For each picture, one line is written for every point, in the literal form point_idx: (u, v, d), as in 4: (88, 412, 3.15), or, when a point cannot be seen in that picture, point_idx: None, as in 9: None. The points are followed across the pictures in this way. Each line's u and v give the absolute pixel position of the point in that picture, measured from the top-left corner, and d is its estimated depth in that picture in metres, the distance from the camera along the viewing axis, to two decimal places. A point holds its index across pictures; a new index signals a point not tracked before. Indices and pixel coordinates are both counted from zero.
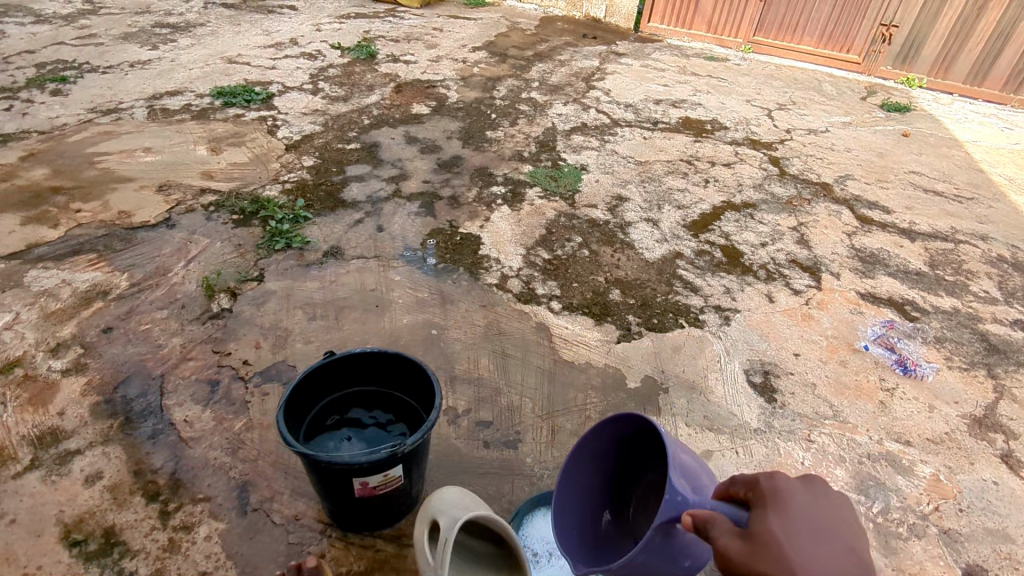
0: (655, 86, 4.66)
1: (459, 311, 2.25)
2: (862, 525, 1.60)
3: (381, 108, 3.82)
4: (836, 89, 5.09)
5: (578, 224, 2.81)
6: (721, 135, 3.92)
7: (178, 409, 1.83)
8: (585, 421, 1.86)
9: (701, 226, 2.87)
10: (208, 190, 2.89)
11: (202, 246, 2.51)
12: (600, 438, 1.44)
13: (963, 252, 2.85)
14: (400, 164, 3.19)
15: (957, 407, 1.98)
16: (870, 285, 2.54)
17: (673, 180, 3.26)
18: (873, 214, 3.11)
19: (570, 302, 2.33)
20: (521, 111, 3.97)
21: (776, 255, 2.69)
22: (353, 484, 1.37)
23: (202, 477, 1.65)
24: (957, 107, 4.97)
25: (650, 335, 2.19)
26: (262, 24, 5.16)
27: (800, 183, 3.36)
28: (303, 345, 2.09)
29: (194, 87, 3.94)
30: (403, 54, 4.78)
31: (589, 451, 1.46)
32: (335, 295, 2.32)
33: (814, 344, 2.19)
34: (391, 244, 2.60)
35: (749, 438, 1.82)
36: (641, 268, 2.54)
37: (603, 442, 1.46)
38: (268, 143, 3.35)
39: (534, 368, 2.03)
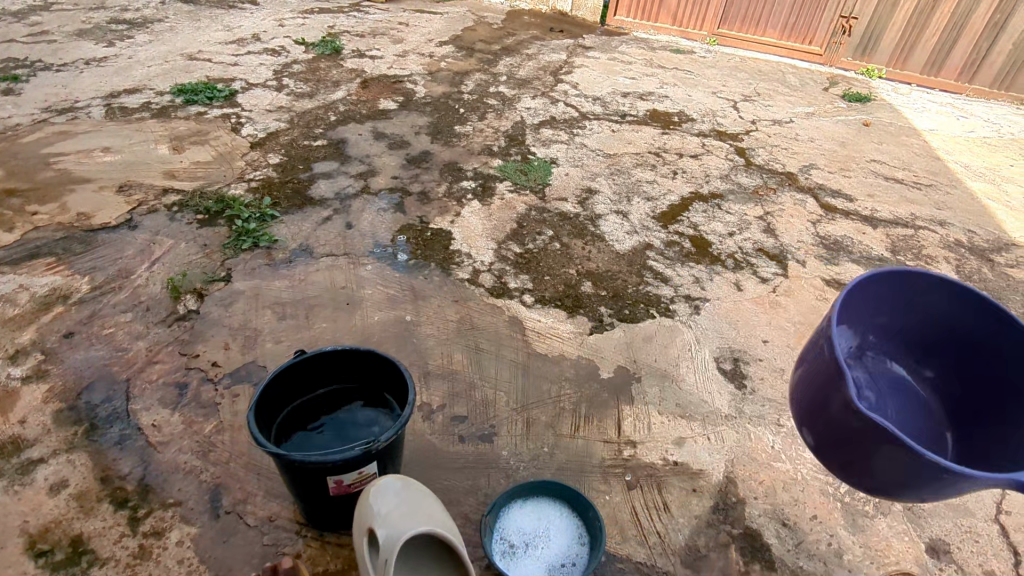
0: (622, 79, 4.69)
1: (431, 307, 2.25)
2: (831, 504, 1.64)
3: (348, 104, 3.78)
4: (800, 80, 5.19)
5: (549, 218, 2.82)
6: (688, 127, 3.96)
7: (145, 414, 1.79)
8: (559, 412, 1.86)
9: (669, 218, 2.90)
10: (171, 190, 2.82)
11: (166, 247, 2.45)
12: (906, 287, 1.38)
13: (923, 238, 2.93)
14: (369, 161, 3.16)
15: None
16: (835, 271, 2.60)
17: (642, 173, 3.29)
18: (836, 202, 3.18)
19: (542, 295, 2.34)
20: (489, 106, 3.96)
21: (744, 244, 2.73)
22: (326, 484, 1.36)
23: (172, 481, 1.62)
24: (914, 97, 5.11)
25: (622, 326, 2.21)
26: (222, 20, 5.04)
27: (765, 173, 3.42)
28: (273, 345, 2.06)
29: (153, 85, 3.84)
30: (368, 49, 4.73)
31: (883, 293, 1.39)
32: (305, 294, 2.29)
33: (781, 330, 2.24)
34: (361, 241, 2.58)
35: (721, 424, 1.85)
36: (612, 259, 2.56)
37: (892, 294, 1.41)
38: (232, 141, 3.28)
39: (508, 362, 2.03)
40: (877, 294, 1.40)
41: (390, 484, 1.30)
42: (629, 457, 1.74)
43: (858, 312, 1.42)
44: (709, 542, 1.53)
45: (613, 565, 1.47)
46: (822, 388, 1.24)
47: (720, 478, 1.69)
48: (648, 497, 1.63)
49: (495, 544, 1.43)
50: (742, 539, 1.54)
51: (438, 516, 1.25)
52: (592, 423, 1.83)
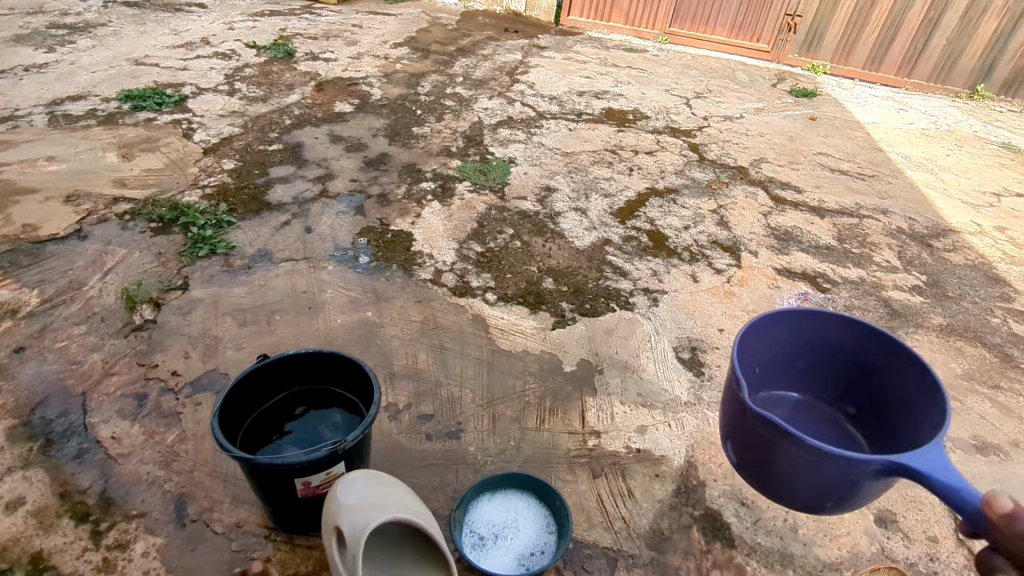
0: (577, 79, 4.76)
1: (394, 308, 2.25)
2: None
3: (302, 108, 3.74)
4: (749, 77, 5.34)
5: (509, 216, 2.85)
6: (642, 124, 4.04)
7: (104, 426, 1.76)
8: (525, 407, 1.90)
9: (627, 213, 2.96)
10: (122, 199, 2.76)
11: (119, 257, 2.40)
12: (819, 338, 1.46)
13: (867, 226, 3.06)
14: (326, 164, 3.14)
15: None
16: (785, 261, 2.69)
17: (599, 170, 3.35)
18: (785, 194, 3.30)
19: (504, 293, 2.37)
20: (447, 107, 3.97)
21: (698, 237, 2.81)
22: (294, 486, 1.36)
23: (136, 493, 1.60)
24: (858, 92, 5.31)
25: (583, 320, 2.25)
26: (169, 24, 4.93)
27: (718, 168, 3.52)
28: (234, 351, 2.04)
29: (98, 91, 3.73)
30: (322, 51, 4.68)
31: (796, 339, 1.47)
32: (265, 300, 2.27)
33: (736, 319, 2.31)
34: (321, 245, 2.57)
35: (681, 411, 1.91)
36: (572, 256, 2.61)
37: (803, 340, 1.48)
38: (184, 147, 3.22)
39: (472, 360, 2.05)
40: (795, 339, 1.48)
41: (359, 482, 1.31)
42: (594, 447, 1.78)
43: (772, 353, 1.50)
44: (672, 524, 1.59)
45: (581, 551, 1.51)
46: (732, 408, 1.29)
47: (681, 463, 1.74)
48: (613, 484, 1.68)
49: (465, 538, 1.46)
50: (703, 520, 1.60)
51: (410, 512, 1.28)
52: (557, 416, 1.87)
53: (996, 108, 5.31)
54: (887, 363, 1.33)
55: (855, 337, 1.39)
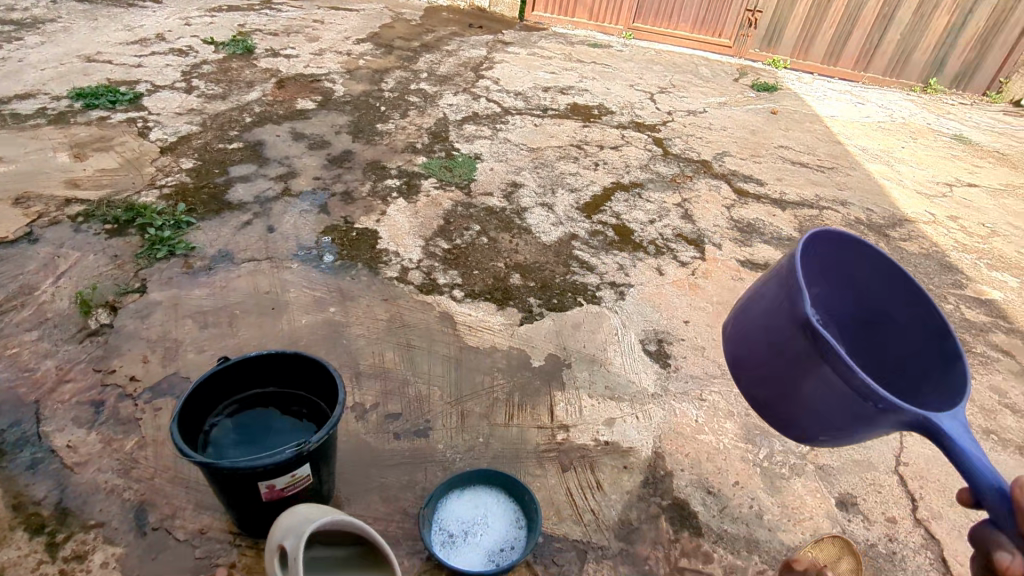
0: (542, 74, 4.76)
1: (359, 306, 2.23)
2: (751, 470, 1.74)
3: (263, 105, 3.67)
4: (711, 72, 5.41)
5: (475, 213, 2.84)
6: (607, 119, 4.07)
7: (59, 435, 1.70)
8: (493, 403, 1.89)
9: (593, 208, 2.98)
10: (74, 200, 2.67)
11: (72, 260, 2.32)
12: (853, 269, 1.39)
13: (827, 217, 3.13)
14: (288, 162, 3.09)
15: None
16: (748, 253, 2.73)
17: (565, 165, 3.36)
18: (748, 187, 3.35)
19: (471, 289, 2.36)
20: (411, 103, 3.94)
21: (664, 231, 2.84)
22: (258, 489, 1.34)
23: (93, 502, 1.55)
24: (816, 86, 5.43)
25: (551, 315, 2.26)
26: (122, 20, 4.78)
27: (682, 162, 3.56)
28: (195, 354, 1.99)
29: (47, 90, 3.60)
30: (283, 47, 4.60)
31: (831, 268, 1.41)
32: (227, 301, 2.22)
33: (701, 311, 2.34)
34: (284, 244, 2.52)
35: (648, 402, 1.93)
36: (539, 251, 2.61)
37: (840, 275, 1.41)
38: (139, 146, 3.13)
39: (440, 357, 2.04)
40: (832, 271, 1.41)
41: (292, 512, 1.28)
42: (562, 441, 1.79)
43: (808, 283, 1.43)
44: (640, 515, 1.60)
45: (551, 544, 1.51)
46: (773, 329, 1.26)
47: (649, 454, 1.76)
48: (582, 477, 1.69)
49: (434, 537, 1.45)
50: (671, 509, 1.62)
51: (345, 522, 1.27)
52: (525, 411, 1.87)
53: (948, 101, 5.48)
54: (917, 318, 1.29)
55: (888, 284, 1.35)
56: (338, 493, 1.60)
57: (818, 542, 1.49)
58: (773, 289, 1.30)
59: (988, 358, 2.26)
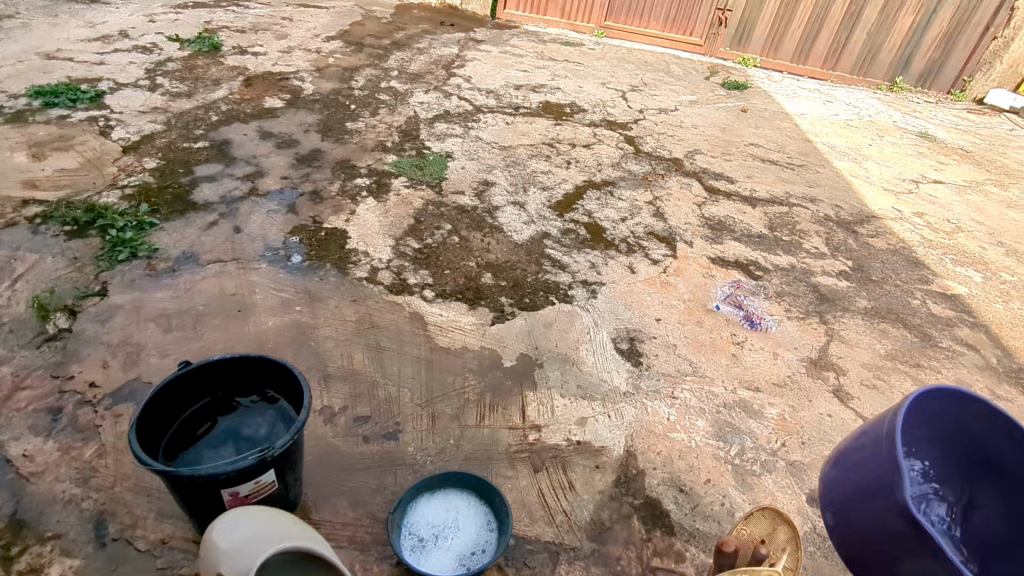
0: (514, 73, 4.75)
1: (328, 308, 2.19)
2: (722, 467, 1.75)
3: (230, 103, 3.60)
4: (683, 70, 5.45)
5: (446, 212, 2.82)
6: (579, 118, 4.07)
7: (14, 444, 1.64)
8: (464, 404, 1.87)
9: (565, 206, 2.97)
10: (32, 202, 2.59)
11: (29, 263, 2.24)
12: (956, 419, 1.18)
13: (796, 214, 3.16)
14: (255, 161, 3.03)
15: (797, 352, 2.18)
16: (719, 250, 2.75)
17: (537, 164, 3.35)
18: (718, 185, 3.38)
19: (442, 289, 2.34)
20: (381, 101, 3.89)
21: (635, 229, 2.85)
22: (221, 497, 1.31)
23: (50, 513, 1.50)
24: (786, 84, 5.50)
25: (522, 314, 2.24)
26: (83, 16, 4.66)
27: (653, 160, 3.58)
28: (158, 359, 1.94)
29: (4, 87, 3.49)
30: (250, 45, 4.52)
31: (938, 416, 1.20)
32: (192, 303, 2.16)
33: (672, 308, 2.34)
34: (251, 245, 2.47)
35: (619, 401, 1.92)
36: (511, 250, 2.60)
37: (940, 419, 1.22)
38: (101, 145, 3.04)
39: (410, 358, 2.02)
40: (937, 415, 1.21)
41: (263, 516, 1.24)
42: (534, 442, 1.78)
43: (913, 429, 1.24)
44: (613, 515, 1.60)
45: (522, 547, 1.50)
46: (866, 494, 1.10)
47: (621, 453, 1.76)
48: (554, 478, 1.68)
49: (403, 541, 1.43)
50: (643, 508, 1.62)
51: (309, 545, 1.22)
52: (497, 412, 1.86)
53: (914, 99, 5.59)
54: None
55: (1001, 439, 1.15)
56: (306, 499, 1.56)
57: (747, 517, 1.40)
58: (872, 445, 1.14)
59: (953, 352, 2.30)
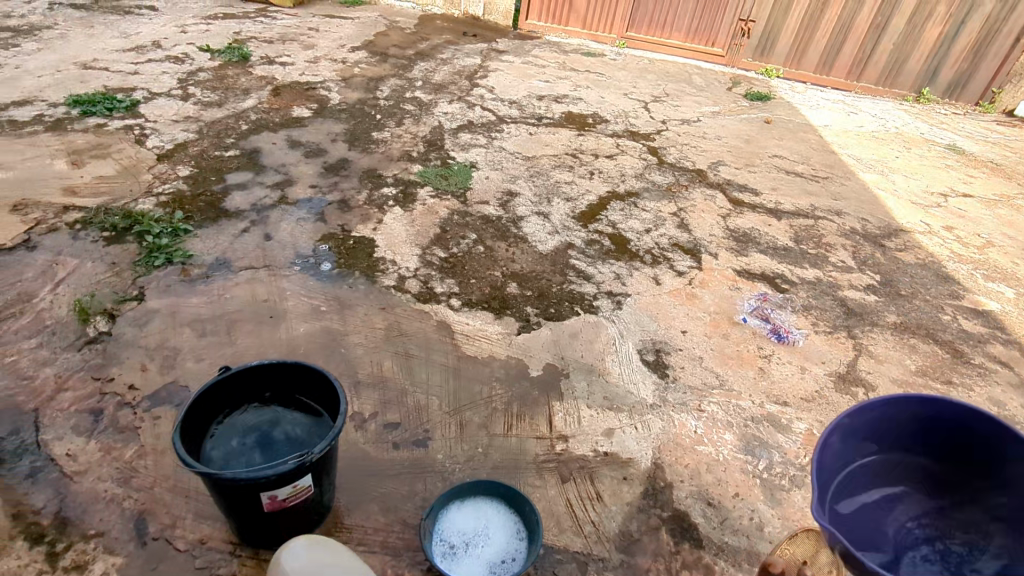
0: (537, 83, 4.79)
1: (357, 315, 2.23)
2: (750, 481, 1.75)
3: (260, 112, 3.68)
4: (705, 81, 5.46)
5: (472, 222, 2.85)
6: (602, 128, 4.10)
7: (58, 444, 1.70)
8: (492, 413, 1.90)
9: (589, 217, 3.00)
10: (72, 208, 2.67)
11: (70, 268, 2.32)
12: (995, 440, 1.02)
13: (822, 227, 3.16)
14: (285, 170, 3.10)
15: (824, 367, 2.17)
16: (744, 262, 2.75)
17: (560, 174, 3.38)
18: (743, 197, 3.38)
19: (468, 298, 2.37)
20: (407, 111, 3.95)
21: (660, 240, 2.86)
22: (260, 500, 1.34)
23: (92, 511, 1.54)
24: (809, 95, 5.49)
25: (548, 324, 2.27)
26: (118, 27, 4.79)
27: (677, 171, 3.59)
28: (194, 363, 1.99)
29: (44, 97, 3.60)
30: (278, 55, 4.61)
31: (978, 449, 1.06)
32: (226, 309, 2.22)
33: (698, 321, 2.35)
34: (282, 253, 2.53)
35: (646, 413, 1.93)
36: (535, 260, 2.63)
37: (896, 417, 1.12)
38: (137, 153, 3.13)
39: (438, 367, 2.05)
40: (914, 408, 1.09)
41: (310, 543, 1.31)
42: (562, 452, 1.80)
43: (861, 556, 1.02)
44: (641, 527, 1.61)
45: (551, 556, 1.52)
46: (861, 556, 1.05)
47: (648, 465, 1.77)
48: (581, 488, 1.70)
49: (435, 548, 1.45)
50: (671, 521, 1.63)
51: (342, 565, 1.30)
52: (524, 421, 1.88)
53: (941, 111, 5.54)
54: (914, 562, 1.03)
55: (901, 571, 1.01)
56: (339, 503, 1.60)
57: (792, 538, 1.43)
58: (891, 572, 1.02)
59: (986, 369, 2.28)
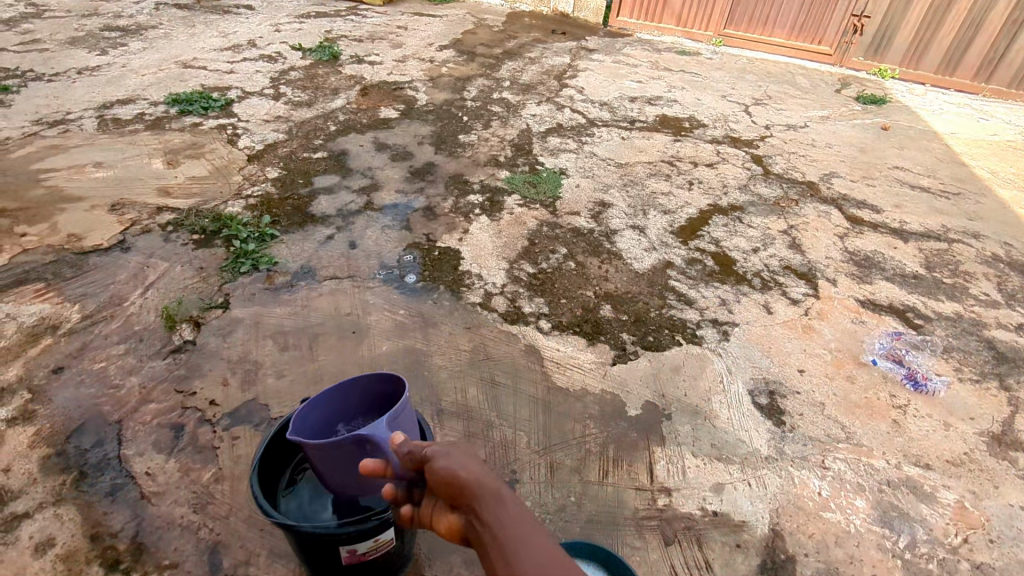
0: (628, 83, 4.55)
1: (441, 335, 2.10)
2: (889, 562, 1.50)
3: (348, 113, 3.64)
4: (811, 82, 5.05)
5: (562, 234, 2.68)
6: (700, 133, 3.82)
7: (139, 460, 1.65)
8: (585, 455, 1.72)
9: (689, 232, 2.76)
10: (165, 208, 2.68)
11: (160, 271, 2.31)
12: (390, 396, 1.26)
13: (958, 252, 2.79)
14: (371, 174, 3.02)
15: (973, 425, 1.87)
16: (869, 291, 2.44)
17: (656, 183, 3.15)
18: (862, 213, 3.04)
19: (559, 320, 2.20)
20: (494, 113, 3.82)
21: (769, 262, 2.59)
22: (339, 553, 1.22)
23: (168, 539, 1.48)
24: (930, 98, 4.98)
25: (647, 355, 2.06)
26: (217, 26, 4.90)
27: (785, 183, 3.29)
28: (275, 379, 1.91)
29: (146, 95, 3.70)
30: (367, 54, 4.58)
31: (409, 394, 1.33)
32: (308, 322, 2.14)
33: (817, 358, 2.08)
34: (366, 262, 2.44)
35: (761, 468, 1.70)
36: (631, 280, 2.42)
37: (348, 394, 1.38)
38: (229, 153, 3.14)
39: (527, 398, 1.88)
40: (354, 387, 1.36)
41: None
42: (664, 508, 1.60)
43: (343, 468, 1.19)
44: None
45: None
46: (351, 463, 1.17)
47: (766, 531, 1.55)
48: (688, 554, 1.49)
49: None
50: None
51: None
52: (621, 467, 1.70)
53: None
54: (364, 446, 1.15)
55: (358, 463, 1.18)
56: (419, 550, 1.47)
57: None
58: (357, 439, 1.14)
59: None
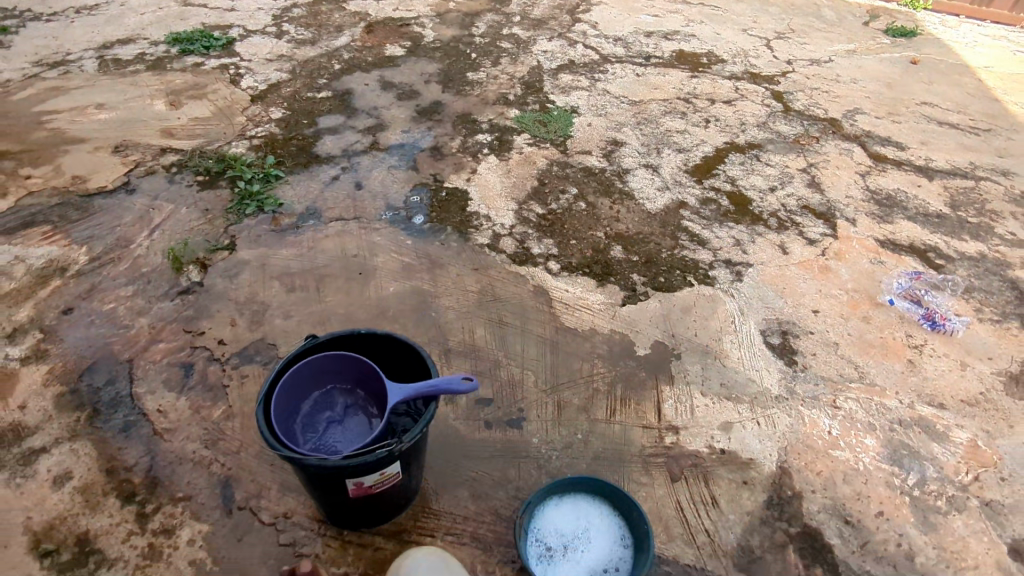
0: (644, 18, 4.34)
1: (448, 276, 2.08)
2: (897, 499, 1.49)
3: (352, 51, 3.52)
4: (837, 15, 4.78)
5: (572, 173, 2.61)
6: (718, 69, 3.67)
7: (150, 398, 1.67)
8: (592, 394, 1.71)
9: (703, 170, 2.68)
10: (169, 150, 2.64)
11: (166, 213, 2.29)
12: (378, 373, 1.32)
13: (985, 190, 2.69)
14: (376, 113, 2.95)
15: (990, 364, 1.84)
16: (889, 230, 2.37)
17: (671, 121, 3.04)
18: (886, 151, 2.93)
19: (568, 262, 2.16)
20: (503, 49, 3.67)
21: (787, 201, 2.51)
22: (346, 486, 1.23)
23: (181, 473, 1.51)
24: (964, 31, 4.71)
25: (657, 296, 2.02)
26: None
27: (806, 119, 3.16)
28: (282, 320, 1.91)
29: (146, 35, 3.60)
30: None
31: (384, 357, 1.43)
32: (315, 263, 2.12)
33: (833, 299, 2.03)
34: (372, 204, 2.40)
35: (771, 407, 1.69)
36: (643, 220, 2.36)
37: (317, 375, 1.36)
38: (231, 94, 3.06)
39: (534, 339, 1.87)
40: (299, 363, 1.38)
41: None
42: (672, 445, 1.59)
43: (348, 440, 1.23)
44: (763, 543, 1.40)
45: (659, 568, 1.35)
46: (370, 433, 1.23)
47: (774, 469, 1.54)
48: (694, 490, 1.50)
49: (531, 549, 1.30)
50: (801, 539, 1.41)
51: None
52: (629, 406, 1.69)
53: None
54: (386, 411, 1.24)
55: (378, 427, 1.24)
56: (426, 485, 1.49)
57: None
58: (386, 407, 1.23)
59: None
